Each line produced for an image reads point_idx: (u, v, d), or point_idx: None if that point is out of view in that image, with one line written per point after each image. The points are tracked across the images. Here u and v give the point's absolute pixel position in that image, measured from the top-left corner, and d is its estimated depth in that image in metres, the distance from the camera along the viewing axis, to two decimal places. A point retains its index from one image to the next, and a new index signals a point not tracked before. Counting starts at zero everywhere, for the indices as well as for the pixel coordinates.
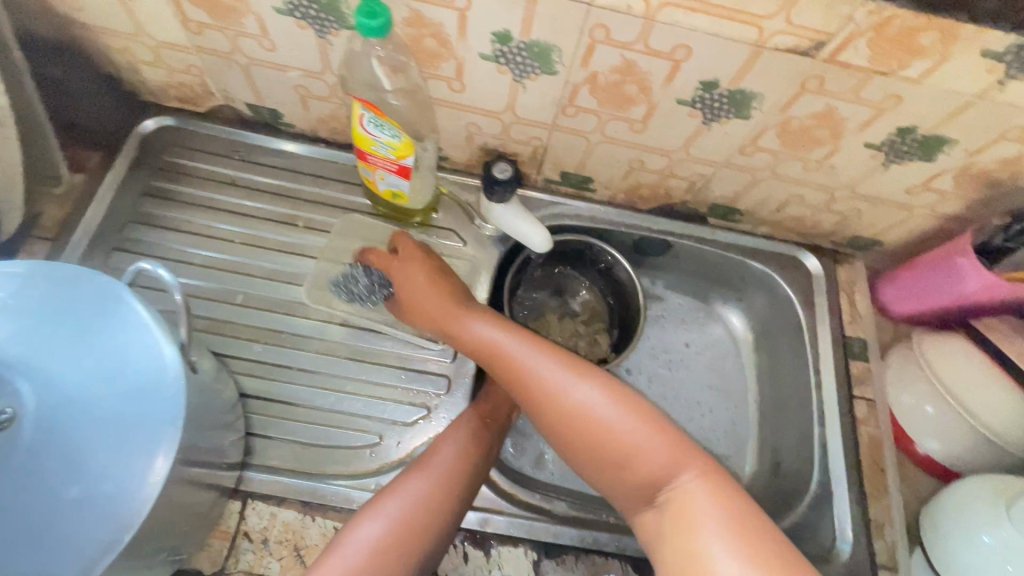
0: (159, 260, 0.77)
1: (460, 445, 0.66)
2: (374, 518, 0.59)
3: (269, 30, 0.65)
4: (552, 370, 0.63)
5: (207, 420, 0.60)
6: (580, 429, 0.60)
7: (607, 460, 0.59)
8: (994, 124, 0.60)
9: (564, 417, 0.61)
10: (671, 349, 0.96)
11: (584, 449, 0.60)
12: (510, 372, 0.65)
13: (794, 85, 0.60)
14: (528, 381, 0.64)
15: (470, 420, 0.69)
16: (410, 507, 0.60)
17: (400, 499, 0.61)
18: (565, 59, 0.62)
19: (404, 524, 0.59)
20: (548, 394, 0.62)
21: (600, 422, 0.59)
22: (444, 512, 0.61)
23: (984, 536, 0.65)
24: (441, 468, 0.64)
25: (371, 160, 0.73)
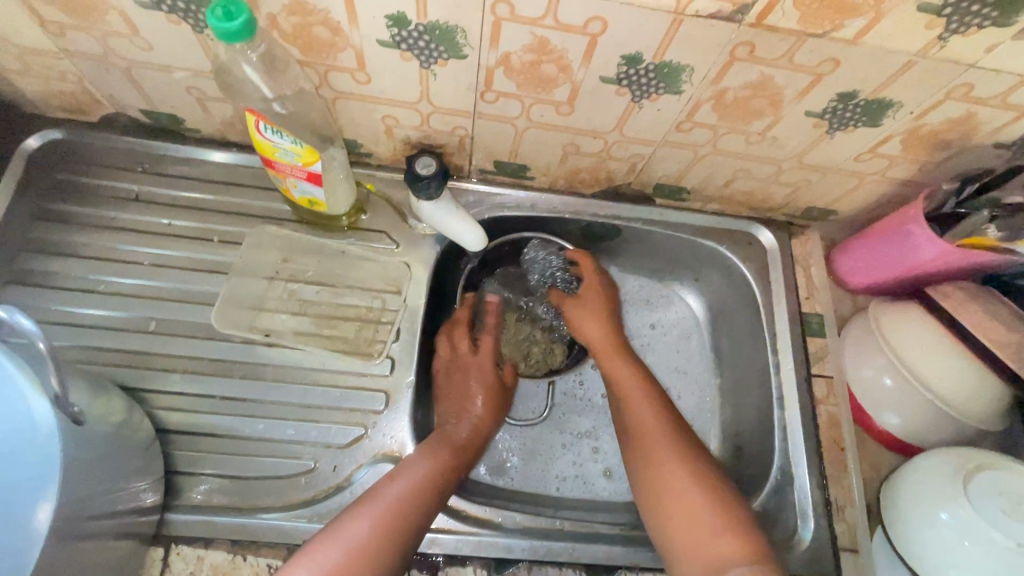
0: (60, 290, 0.70)
1: (411, 481, 0.61)
2: (309, 563, 0.52)
3: (138, 28, 0.57)
4: (656, 417, 0.70)
5: (120, 468, 0.55)
6: (660, 477, 0.64)
7: (671, 505, 0.62)
8: (938, 83, 0.55)
9: (667, 492, 0.63)
10: (636, 335, 0.91)
11: (656, 496, 0.64)
12: (630, 405, 0.72)
13: (723, 54, 0.54)
14: (641, 423, 0.70)
15: (429, 457, 0.65)
16: (350, 553, 0.53)
17: (340, 540, 0.54)
18: (471, 40, 0.55)
19: (341, 574, 0.52)
20: (657, 445, 0.67)
21: (673, 475, 0.64)
22: (385, 564, 0.54)
23: (942, 514, 0.63)
24: (392, 503, 0.58)
25: (278, 168, 0.67)
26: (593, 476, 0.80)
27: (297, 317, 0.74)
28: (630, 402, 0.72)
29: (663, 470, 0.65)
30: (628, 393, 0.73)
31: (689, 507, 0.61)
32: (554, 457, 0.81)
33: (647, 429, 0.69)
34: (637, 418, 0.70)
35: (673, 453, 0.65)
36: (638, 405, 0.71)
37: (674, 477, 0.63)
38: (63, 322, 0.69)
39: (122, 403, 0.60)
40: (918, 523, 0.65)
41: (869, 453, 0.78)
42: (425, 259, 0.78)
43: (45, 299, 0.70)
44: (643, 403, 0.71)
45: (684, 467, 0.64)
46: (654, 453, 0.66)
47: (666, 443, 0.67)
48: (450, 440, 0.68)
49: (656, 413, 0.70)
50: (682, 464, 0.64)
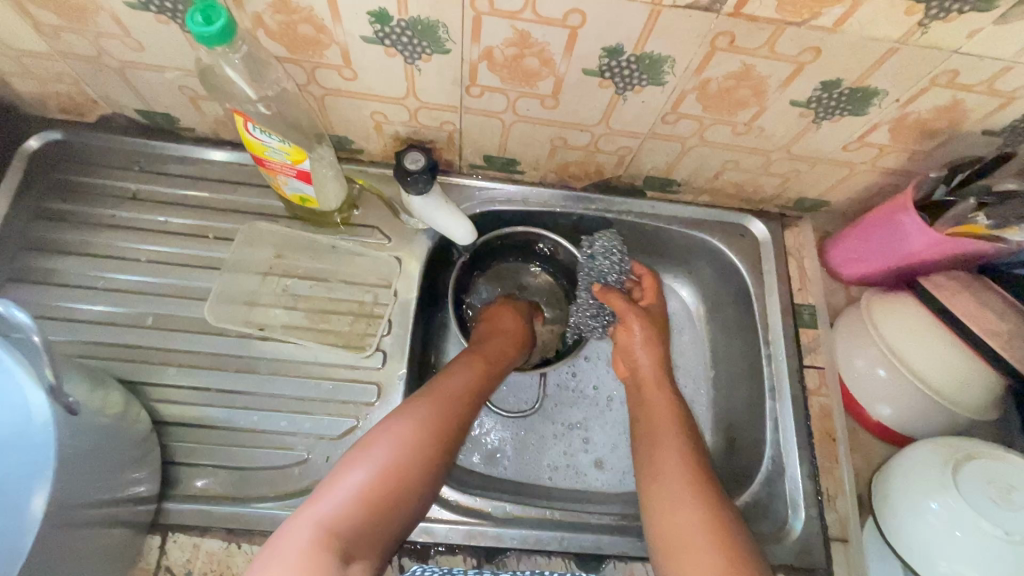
0: (60, 286, 0.72)
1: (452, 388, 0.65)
2: (370, 452, 0.56)
3: (129, 29, 0.59)
4: (682, 462, 0.65)
5: (117, 459, 0.57)
6: (673, 525, 0.59)
7: (678, 552, 0.57)
8: (921, 69, 0.55)
9: (673, 512, 0.60)
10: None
11: (668, 542, 0.58)
12: (659, 446, 0.68)
13: (703, 45, 0.55)
14: (665, 465, 0.65)
15: (468, 370, 0.68)
16: (406, 447, 0.57)
17: (395, 433, 0.58)
18: (453, 35, 0.56)
19: (400, 461, 0.56)
20: (676, 491, 0.62)
21: (687, 522, 0.58)
22: (435, 458, 0.59)
23: (932, 504, 0.63)
24: (440, 402, 0.63)
25: (270, 165, 0.68)
26: (585, 467, 0.81)
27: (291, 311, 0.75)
28: (655, 447, 0.68)
29: (678, 518, 0.59)
30: (659, 435, 0.69)
31: (698, 551, 0.56)
32: (545, 447, 0.81)
33: (671, 473, 0.64)
34: (661, 462, 0.66)
35: (692, 501, 0.60)
36: (667, 449, 0.67)
37: (688, 524, 0.58)
38: (63, 317, 0.71)
39: (120, 395, 0.62)
40: (910, 513, 0.65)
41: (861, 444, 0.77)
42: (416, 254, 0.79)
43: (45, 295, 0.72)
44: (673, 446, 0.67)
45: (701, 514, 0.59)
46: (671, 500, 0.61)
47: (688, 490, 0.61)
48: (489, 360, 0.71)
49: (682, 457, 0.65)
50: (700, 510, 0.59)
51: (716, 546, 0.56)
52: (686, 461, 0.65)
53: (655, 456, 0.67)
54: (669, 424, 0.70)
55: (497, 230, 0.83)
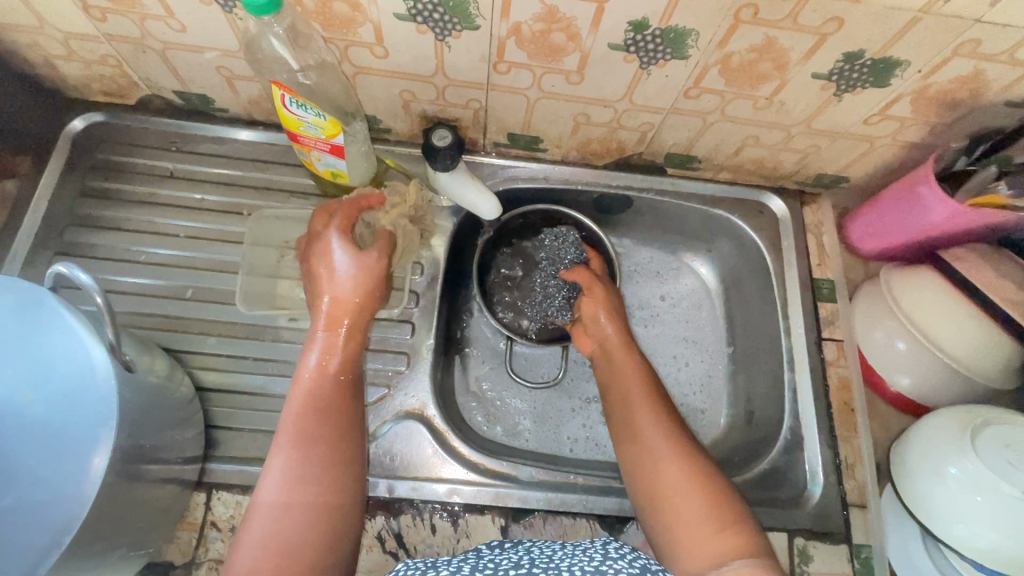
0: (105, 260, 0.76)
1: (324, 371, 0.60)
2: (271, 471, 0.54)
3: (173, 10, 0.62)
4: (653, 417, 0.66)
5: (167, 417, 0.60)
6: (659, 479, 0.60)
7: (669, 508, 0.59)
8: (943, 39, 0.56)
9: (655, 469, 0.61)
10: (646, 305, 0.93)
11: (658, 498, 0.60)
12: (628, 402, 0.69)
13: (726, 18, 0.56)
14: (641, 422, 0.66)
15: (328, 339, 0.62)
16: (303, 456, 0.54)
17: (287, 445, 0.55)
18: (483, 11, 0.58)
19: (304, 469, 0.54)
20: (653, 447, 0.63)
21: (671, 476, 0.60)
22: (341, 444, 0.56)
23: (951, 468, 0.65)
24: (321, 391, 0.59)
25: (304, 141, 0.70)
26: (604, 439, 0.83)
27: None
28: (629, 405, 0.68)
29: (664, 472, 0.61)
30: (629, 393, 0.69)
31: (685, 504, 0.58)
32: (564, 420, 0.84)
33: (647, 430, 0.65)
34: (636, 419, 0.66)
35: (671, 454, 0.62)
36: (638, 406, 0.67)
37: (674, 478, 0.60)
38: (107, 290, 0.74)
39: (165, 361, 0.65)
40: (929, 478, 0.66)
41: (879, 415, 0.79)
42: (443, 230, 0.81)
43: (90, 268, 0.75)
44: (638, 401, 0.68)
45: (681, 466, 0.60)
46: (653, 455, 0.62)
47: (664, 445, 0.63)
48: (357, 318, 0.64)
49: (652, 413, 0.66)
50: (680, 461, 0.61)
51: (703, 500, 0.57)
52: (660, 417, 0.66)
53: (629, 414, 0.67)
54: (633, 379, 0.71)
55: (513, 210, 0.84)
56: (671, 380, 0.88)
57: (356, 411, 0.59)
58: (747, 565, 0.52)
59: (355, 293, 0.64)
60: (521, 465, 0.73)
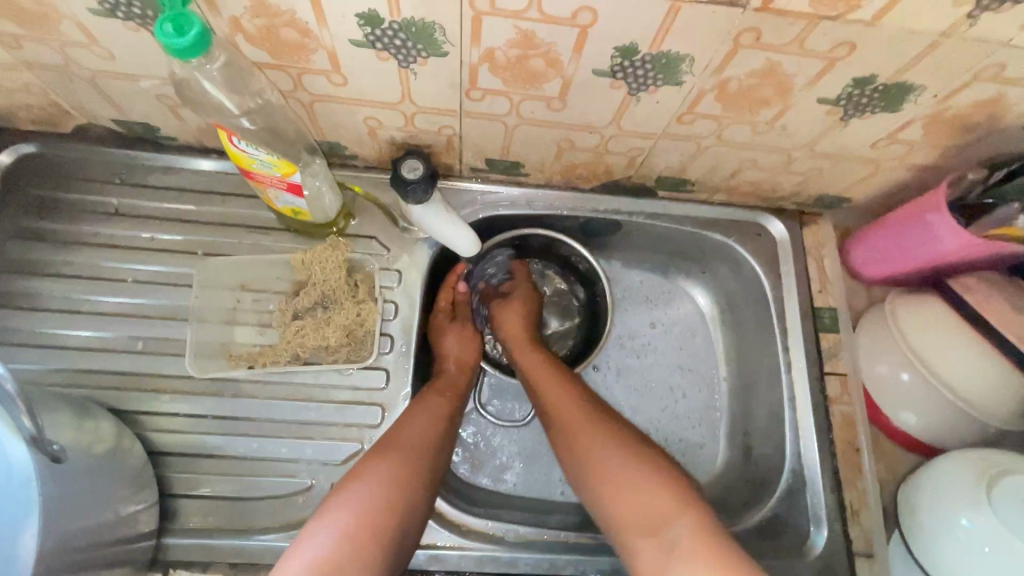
0: (45, 312, 0.69)
1: (407, 439, 0.60)
2: (338, 518, 0.52)
3: (96, 37, 0.54)
4: (588, 422, 0.63)
5: (111, 497, 0.54)
6: (608, 481, 0.58)
7: (605, 491, 0.58)
8: (965, 63, 0.50)
9: (601, 473, 0.59)
10: (638, 334, 0.87)
11: (608, 501, 0.57)
12: (560, 411, 0.66)
13: (726, 42, 0.50)
14: (578, 430, 0.63)
15: (418, 419, 0.63)
16: (369, 499, 0.53)
17: (365, 492, 0.54)
18: (451, 37, 0.51)
19: (376, 514, 0.53)
20: (583, 432, 0.62)
21: (606, 455, 0.60)
22: (410, 497, 0.56)
23: (962, 520, 0.61)
24: (408, 450, 0.59)
25: (257, 178, 0.63)
26: None
27: (287, 344, 0.69)
28: (549, 396, 0.68)
29: (598, 454, 0.60)
30: (560, 404, 0.66)
31: (622, 481, 0.57)
32: (555, 460, 0.79)
33: (572, 417, 0.64)
34: (561, 412, 0.66)
35: (599, 436, 0.61)
36: (571, 416, 0.65)
37: (604, 459, 0.59)
38: (50, 345, 0.68)
39: (111, 425, 0.59)
40: (938, 528, 0.63)
41: (884, 452, 0.75)
42: (417, 265, 0.74)
43: (31, 321, 0.68)
44: (572, 406, 0.65)
45: (613, 444, 0.60)
46: (584, 439, 0.62)
47: (596, 429, 0.62)
48: (452, 383, 0.70)
49: (589, 417, 0.64)
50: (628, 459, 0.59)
51: (639, 472, 0.57)
52: (584, 403, 0.66)
53: (551, 405, 0.67)
54: (557, 389, 0.68)
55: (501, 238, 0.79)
56: (666, 415, 0.84)
57: (417, 504, 0.56)
58: (690, 528, 0.52)
59: (475, 354, 0.75)
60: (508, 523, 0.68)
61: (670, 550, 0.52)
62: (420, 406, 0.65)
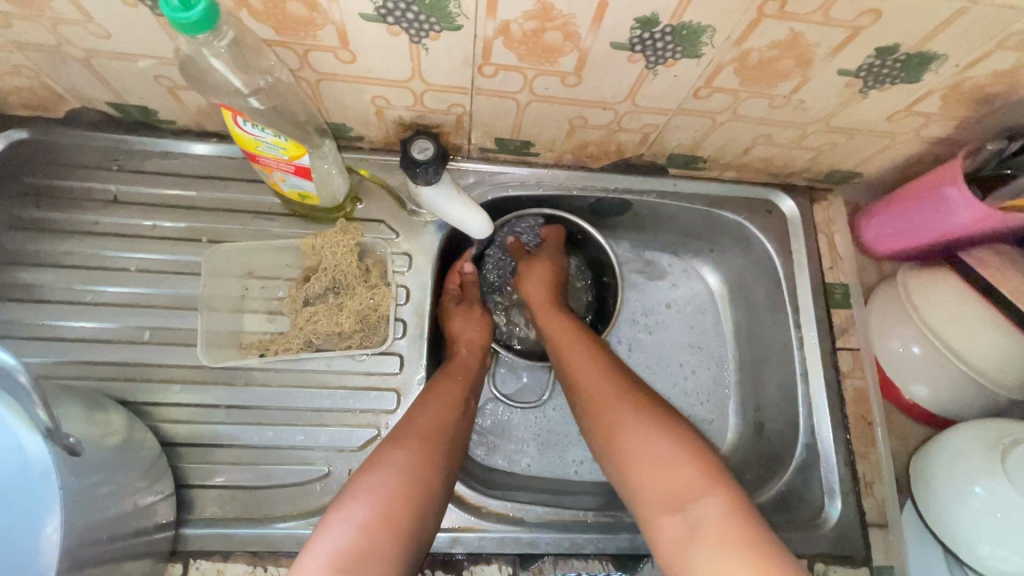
0: (47, 304, 0.67)
1: (423, 429, 0.59)
2: (355, 511, 0.51)
3: (91, 13, 0.51)
4: (618, 392, 0.62)
5: (128, 487, 0.53)
6: (633, 451, 0.57)
7: (629, 462, 0.57)
8: (990, 30, 0.49)
9: (625, 443, 0.58)
10: (650, 311, 0.87)
11: (630, 472, 0.57)
12: (582, 378, 0.65)
13: (749, 12, 0.48)
14: (603, 399, 0.62)
15: (434, 408, 0.61)
16: (389, 492, 0.52)
17: (379, 483, 0.53)
18: (466, 9, 0.49)
19: (392, 504, 0.52)
20: (610, 405, 0.61)
21: (632, 428, 0.59)
22: (430, 488, 0.55)
23: (977, 487, 0.62)
24: (419, 437, 0.57)
25: (263, 162, 0.62)
26: None
27: (300, 331, 0.68)
28: (572, 364, 0.67)
29: (624, 428, 0.59)
30: (584, 371, 0.65)
31: (647, 454, 0.57)
32: (570, 439, 0.79)
33: (598, 387, 0.63)
34: (585, 382, 0.64)
35: (624, 406, 0.60)
36: (599, 384, 0.63)
37: (632, 432, 0.58)
38: (54, 337, 0.66)
39: (122, 418, 0.58)
40: (951, 496, 0.64)
41: (896, 425, 0.76)
42: (427, 249, 0.73)
43: (32, 313, 0.67)
44: (598, 373, 0.64)
45: (640, 416, 0.59)
46: (609, 409, 0.61)
47: (622, 400, 0.61)
48: (465, 368, 0.68)
49: (617, 386, 0.63)
50: (656, 434, 0.58)
51: (667, 447, 0.56)
52: (609, 373, 0.64)
53: (574, 375, 0.66)
54: (582, 356, 0.66)
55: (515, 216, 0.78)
56: (678, 391, 0.84)
57: (437, 497, 0.55)
58: (715, 502, 0.52)
59: (483, 335, 0.72)
60: (528, 504, 0.68)
61: (695, 525, 0.52)
62: (432, 395, 0.63)
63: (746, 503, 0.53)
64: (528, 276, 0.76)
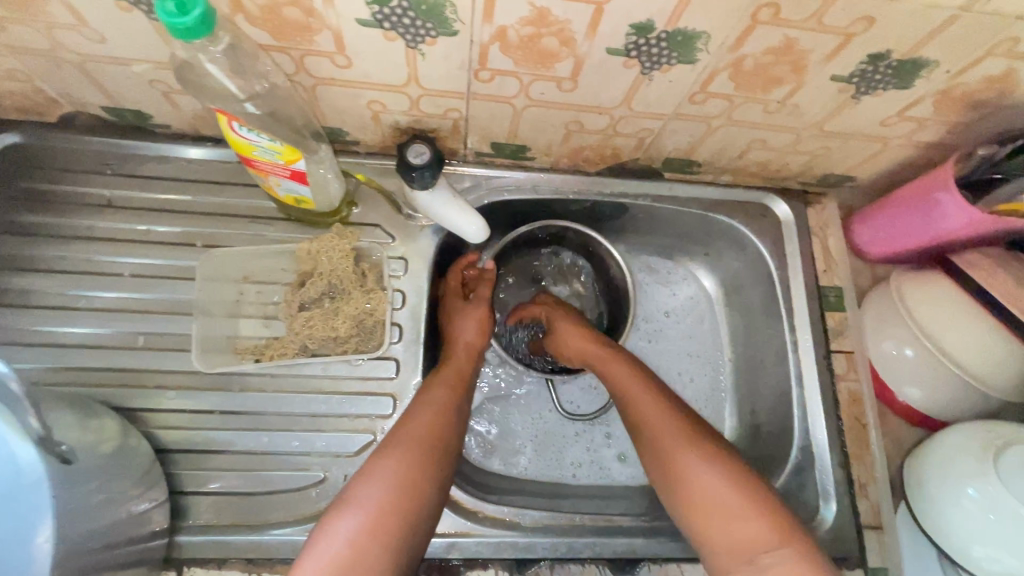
0: (39, 310, 0.66)
1: (414, 435, 0.58)
2: (343, 523, 0.51)
3: (85, 18, 0.51)
4: (684, 436, 0.61)
5: (121, 494, 0.53)
6: (703, 499, 0.57)
7: (699, 509, 0.57)
8: (980, 37, 0.50)
9: (693, 490, 0.58)
10: (650, 319, 0.88)
11: (699, 519, 0.57)
12: (647, 419, 0.64)
13: (744, 18, 0.49)
14: (670, 443, 0.61)
15: (426, 415, 0.60)
16: (378, 504, 0.52)
17: (368, 495, 0.53)
18: (463, 15, 0.49)
19: (380, 516, 0.51)
20: (675, 449, 0.61)
21: (701, 475, 0.58)
22: (420, 497, 0.54)
23: (969, 489, 0.63)
24: (410, 444, 0.57)
25: (259, 167, 0.62)
26: (609, 462, 0.78)
27: (296, 336, 0.68)
28: (636, 405, 0.66)
29: (692, 475, 0.59)
30: (648, 413, 0.64)
31: (716, 503, 0.57)
32: (567, 444, 0.79)
33: (663, 433, 0.62)
34: (651, 424, 0.64)
35: (692, 450, 0.60)
36: (664, 426, 0.63)
37: (701, 481, 0.58)
38: (46, 343, 0.66)
39: (115, 424, 0.58)
40: (944, 498, 0.64)
41: (890, 427, 0.76)
42: (424, 253, 0.73)
43: (24, 319, 0.66)
44: (664, 415, 0.63)
45: (709, 464, 0.59)
46: (673, 452, 0.60)
47: (690, 443, 0.61)
48: (460, 372, 0.67)
49: (680, 428, 0.62)
50: (726, 480, 0.57)
51: (733, 496, 0.56)
52: (674, 414, 0.63)
53: (638, 416, 0.65)
54: (646, 397, 0.66)
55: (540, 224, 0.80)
56: None
57: (428, 505, 0.54)
58: (788, 556, 0.52)
59: (480, 337, 0.71)
60: (525, 509, 0.68)
61: None
62: (425, 401, 0.62)
63: (813, 553, 0.53)
64: (560, 326, 0.76)
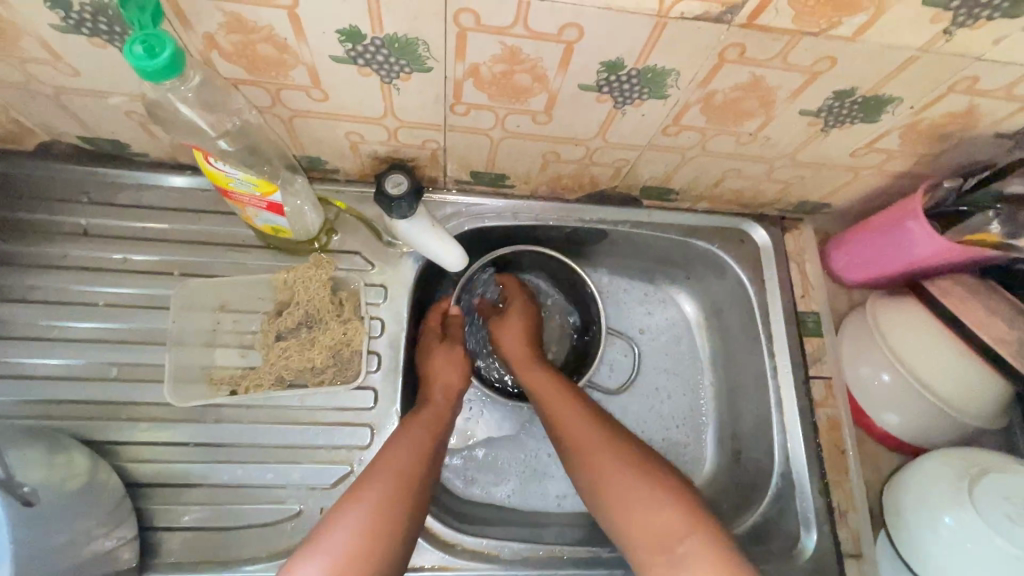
0: (11, 340, 0.66)
1: (383, 475, 0.57)
2: (317, 562, 0.51)
3: (59, 53, 0.51)
4: (597, 437, 0.63)
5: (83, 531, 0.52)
6: (617, 494, 0.59)
7: (615, 504, 0.58)
8: (941, 75, 0.51)
9: (611, 486, 0.59)
10: (624, 333, 0.88)
11: (617, 511, 0.58)
12: (564, 423, 0.65)
13: (710, 57, 0.50)
14: (586, 442, 0.63)
15: (401, 454, 0.59)
16: (346, 550, 0.51)
17: (336, 541, 0.52)
18: (435, 53, 0.50)
19: (353, 550, 0.52)
20: (592, 448, 0.62)
21: (617, 471, 0.60)
22: (391, 543, 0.53)
23: (946, 517, 0.63)
24: (380, 488, 0.56)
25: (235, 198, 0.62)
26: None
27: (271, 367, 0.68)
28: (558, 414, 0.66)
29: (609, 472, 0.60)
30: (564, 416, 0.66)
31: (631, 496, 0.58)
32: (549, 470, 0.78)
33: (584, 437, 0.63)
34: (569, 428, 0.65)
35: (606, 448, 0.62)
36: (580, 427, 0.64)
37: (617, 479, 0.59)
38: (18, 374, 0.65)
39: (85, 458, 0.57)
40: (922, 527, 0.64)
41: (869, 453, 0.76)
42: (403, 280, 0.73)
43: None
44: (580, 418, 0.65)
45: (624, 462, 0.60)
46: (590, 453, 0.62)
47: (605, 444, 0.62)
48: (437, 413, 0.66)
49: (594, 428, 0.64)
50: (637, 474, 0.59)
51: (647, 487, 0.58)
52: (589, 417, 0.65)
53: (557, 420, 0.66)
54: (563, 403, 0.67)
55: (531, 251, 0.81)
56: (654, 416, 0.84)
57: (397, 550, 0.54)
58: (698, 544, 0.54)
59: (460, 377, 0.71)
60: (503, 540, 0.67)
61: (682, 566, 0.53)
62: (400, 441, 0.61)
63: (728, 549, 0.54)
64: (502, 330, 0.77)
